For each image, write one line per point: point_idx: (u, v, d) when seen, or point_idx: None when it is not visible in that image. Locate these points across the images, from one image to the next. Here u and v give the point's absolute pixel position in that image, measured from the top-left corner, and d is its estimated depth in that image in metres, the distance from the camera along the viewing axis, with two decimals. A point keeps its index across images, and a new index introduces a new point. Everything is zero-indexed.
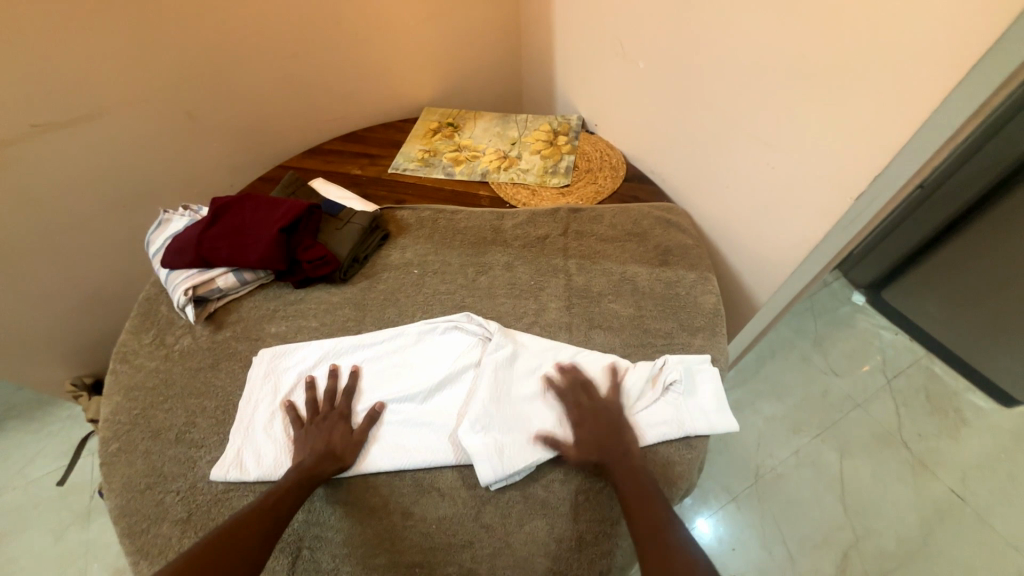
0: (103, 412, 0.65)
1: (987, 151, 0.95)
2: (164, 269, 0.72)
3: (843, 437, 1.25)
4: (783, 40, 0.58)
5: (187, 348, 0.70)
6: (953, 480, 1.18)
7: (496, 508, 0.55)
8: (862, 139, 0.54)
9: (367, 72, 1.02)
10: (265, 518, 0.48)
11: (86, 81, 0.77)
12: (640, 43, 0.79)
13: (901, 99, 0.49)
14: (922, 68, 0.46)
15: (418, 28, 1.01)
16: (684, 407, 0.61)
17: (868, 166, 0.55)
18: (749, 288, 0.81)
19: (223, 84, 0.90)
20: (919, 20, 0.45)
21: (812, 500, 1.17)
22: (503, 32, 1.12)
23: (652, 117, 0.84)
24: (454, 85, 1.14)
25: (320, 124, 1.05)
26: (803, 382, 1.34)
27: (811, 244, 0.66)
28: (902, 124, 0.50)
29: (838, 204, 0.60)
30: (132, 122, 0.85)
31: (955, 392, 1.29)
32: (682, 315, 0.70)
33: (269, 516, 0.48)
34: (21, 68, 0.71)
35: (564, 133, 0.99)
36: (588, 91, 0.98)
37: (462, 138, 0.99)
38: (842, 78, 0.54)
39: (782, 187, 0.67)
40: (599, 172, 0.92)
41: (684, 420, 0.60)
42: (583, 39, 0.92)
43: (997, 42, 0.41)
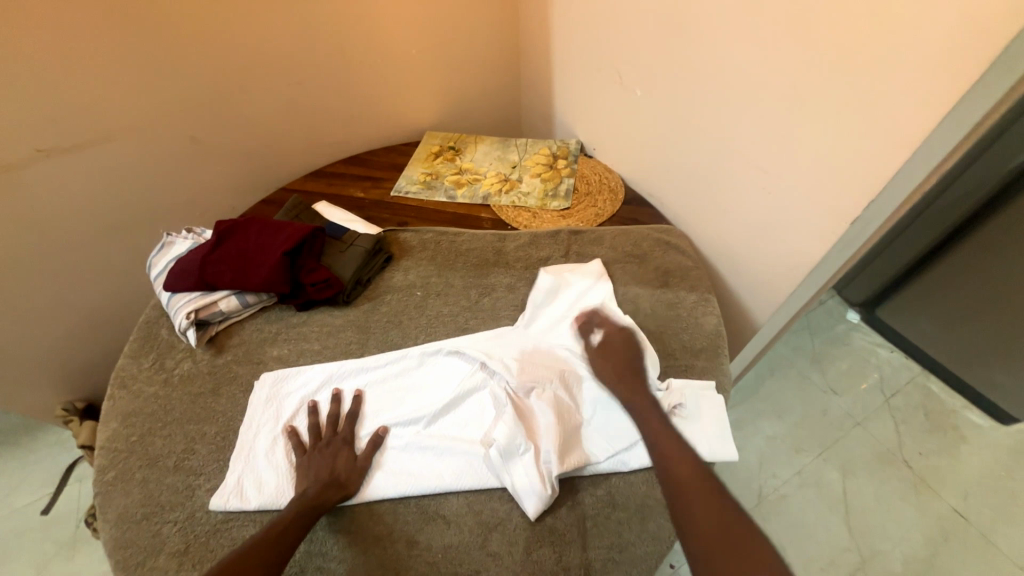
0: (100, 439, 0.64)
1: (972, 172, 0.98)
2: (166, 291, 0.72)
3: (844, 455, 1.24)
4: (778, 71, 0.61)
5: (188, 372, 0.69)
6: (956, 499, 1.17)
7: (503, 535, 0.54)
8: (856, 164, 0.57)
9: (370, 98, 1.05)
10: (269, 553, 0.46)
11: (97, 105, 0.79)
12: (637, 71, 0.83)
13: (892, 127, 0.52)
14: (911, 98, 0.49)
15: (421, 56, 1.04)
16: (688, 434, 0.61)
17: (863, 189, 0.57)
18: (749, 309, 0.82)
19: (230, 108, 0.92)
20: (906, 54, 0.48)
21: (816, 521, 1.16)
22: (503, 60, 1.16)
23: (649, 141, 0.87)
24: (455, 109, 1.16)
25: (323, 147, 1.07)
26: (803, 401, 1.34)
27: (809, 265, 0.67)
28: (893, 150, 0.52)
29: (833, 227, 0.62)
30: (139, 145, 0.86)
31: (953, 409, 1.30)
32: (684, 336, 0.71)
33: (272, 550, 0.47)
34: (32, 93, 0.73)
35: (564, 157, 1.01)
36: (587, 117, 1.01)
37: (464, 162, 1.01)
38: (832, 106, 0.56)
39: (779, 209, 0.68)
40: (598, 195, 0.94)
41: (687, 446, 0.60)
42: (581, 67, 0.96)
43: (980, 75, 0.44)
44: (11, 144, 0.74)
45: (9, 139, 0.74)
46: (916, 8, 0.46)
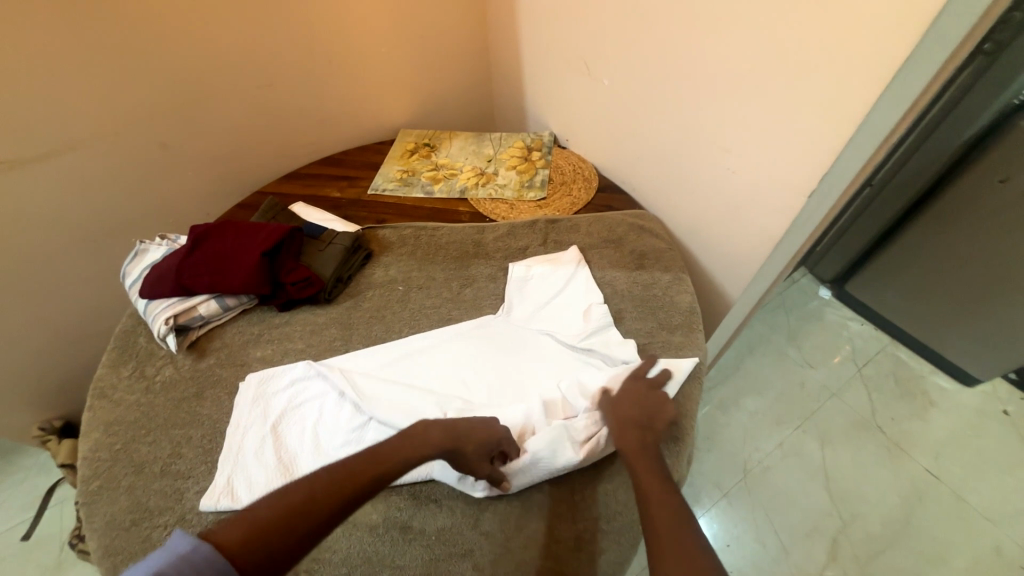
0: (82, 450, 0.63)
1: (929, 145, 1.03)
2: (143, 299, 0.71)
3: (822, 425, 1.30)
4: (736, 54, 0.63)
5: (170, 378, 0.69)
6: (927, 459, 1.23)
7: (495, 514, 0.55)
8: (810, 142, 0.60)
9: (342, 97, 1.05)
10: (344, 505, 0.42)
11: (59, 113, 0.77)
12: (603, 62, 0.85)
13: (842, 102, 0.55)
14: (860, 73, 0.52)
15: (391, 54, 1.04)
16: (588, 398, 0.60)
17: (821, 163, 0.60)
18: (723, 287, 0.86)
19: (200, 113, 0.91)
20: (851, 31, 0.51)
21: (799, 489, 1.21)
22: (474, 56, 1.16)
23: (619, 130, 0.89)
24: (429, 107, 1.17)
25: (297, 150, 1.07)
26: (781, 376, 1.39)
27: (774, 240, 0.71)
28: (844, 125, 0.56)
29: (795, 201, 0.65)
30: (106, 153, 0.85)
31: (921, 374, 1.37)
32: (660, 314, 0.73)
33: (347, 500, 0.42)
34: None
35: (538, 149, 1.02)
36: (558, 109, 1.03)
37: (440, 157, 1.02)
38: (786, 88, 0.59)
39: (743, 188, 0.71)
40: (573, 184, 0.96)
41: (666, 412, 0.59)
42: (550, 62, 0.98)
43: (914, 50, 0.47)
44: None
45: None
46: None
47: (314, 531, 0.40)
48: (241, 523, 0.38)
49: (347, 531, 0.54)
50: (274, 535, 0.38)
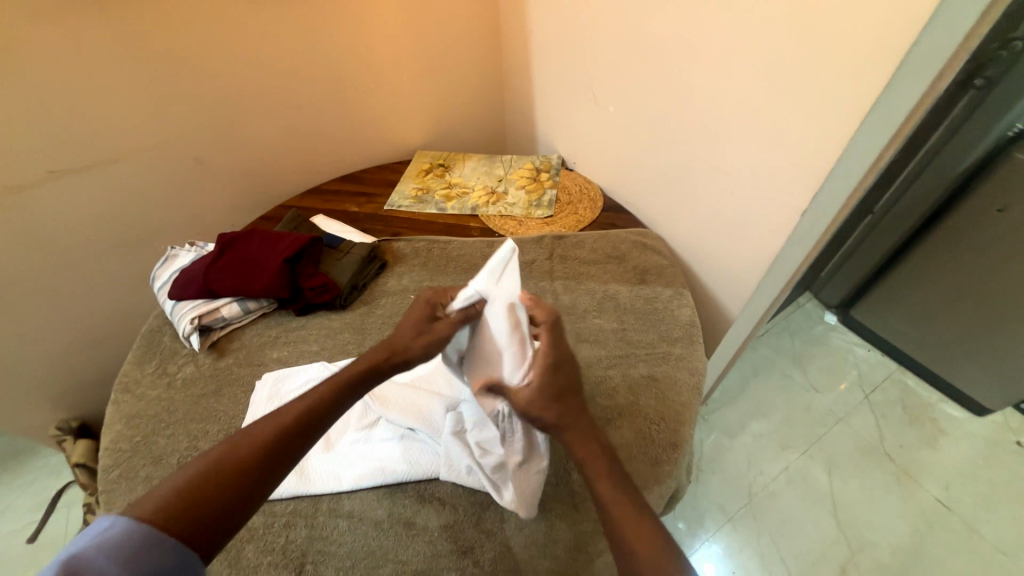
0: (105, 441, 0.66)
1: (927, 174, 1.07)
2: (171, 300, 0.76)
3: (829, 451, 1.29)
4: (730, 85, 0.69)
5: (190, 376, 0.72)
6: (938, 488, 1.21)
7: (496, 513, 0.56)
8: (800, 163, 0.64)
9: (365, 121, 1.12)
10: (257, 465, 0.44)
11: (108, 128, 0.84)
12: (609, 92, 0.91)
13: (828, 127, 0.59)
14: (843, 102, 0.57)
15: (411, 82, 1.12)
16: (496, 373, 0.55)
17: (812, 184, 0.64)
18: (724, 305, 0.88)
19: (233, 132, 0.98)
20: (833, 63, 0.56)
21: (805, 515, 1.19)
22: (490, 86, 1.24)
23: (624, 154, 0.94)
24: (445, 132, 1.24)
25: (319, 168, 1.13)
26: (787, 400, 1.39)
27: (770, 257, 0.74)
28: (831, 148, 0.60)
29: (788, 219, 0.69)
30: (146, 166, 0.91)
31: (929, 402, 1.36)
32: (660, 327, 0.76)
33: (266, 461, 0.45)
34: (48, 119, 0.78)
35: (547, 171, 1.08)
36: (567, 135, 1.09)
37: (453, 177, 1.08)
38: (777, 115, 0.64)
39: (740, 208, 0.75)
40: (579, 204, 1.00)
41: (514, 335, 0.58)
42: (560, 91, 1.04)
43: (889, 82, 0.51)
44: (25, 167, 0.80)
45: (24, 162, 0.79)
46: (835, 26, 0.54)
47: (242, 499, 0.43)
48: (159, 499, 0.40)
49: (353, 525, 0.56)
50: (197, 501, 0.41)
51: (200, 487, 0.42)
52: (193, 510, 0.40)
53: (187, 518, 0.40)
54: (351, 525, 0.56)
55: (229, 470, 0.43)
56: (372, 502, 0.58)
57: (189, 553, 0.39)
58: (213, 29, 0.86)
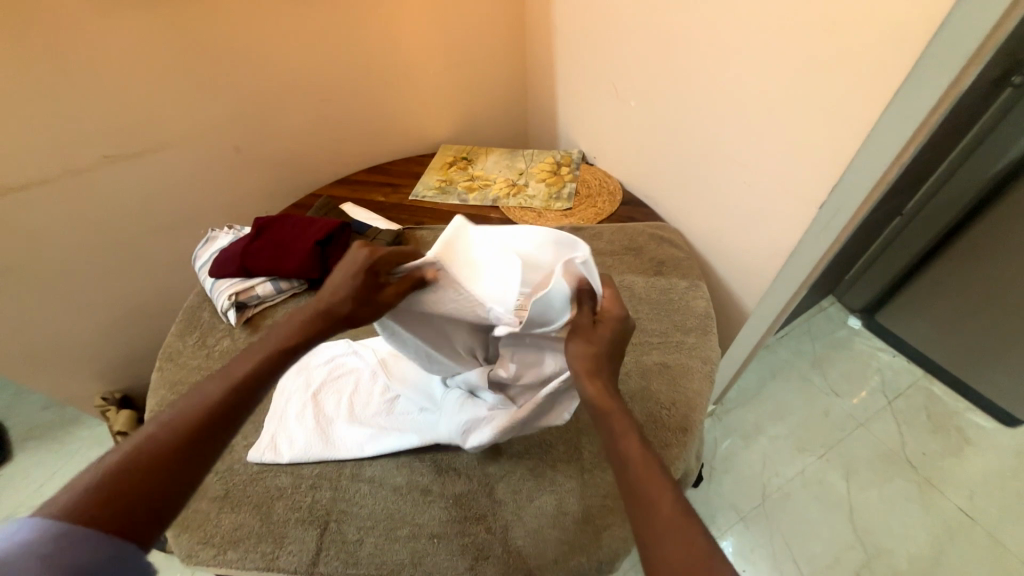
0: (152, 404, 0.72)
1: (960, 174, 1.05)
2: (211, 278, 0.81)
3: (848, 456, 1.27)
4: (751, 78, 0.69)
5: (227, 348, 0.77)
6: (962, 499, 1.20)
7: (508, 484, 0.59)
8: (819, 156, 0.65)
9: (393, 115, 1.17)
10: (187, 450, 0.41)
11: (158, 117, 0.91)
12: (632, 87, 0.92)
13: (847, 120, 0.60)
14: (863, 94, 0.57)
15: (438, 78, 1.16)
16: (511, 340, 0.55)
17: (831, 177, 0.64)
18: (741, 299, 0.89)
19: (270, 123, 1.04)
20: (854, 56, 0.56)
21: (820, 519, 1.18)
22: (514, 82, 1.27)
23: (644, 149, 0.96)
24: (469, 127, 1.27)
25: (348, 159, 1.18)
26: (805, 402, 1.37)
27: (787, 251, 0.75)
28: (851, 142, 0.60)
29: (806, 213, 0.69)
30: (190, 154, 0.98)
31: (956, 411, 1.33)
32: (674, 317, 0.77)
33: (197, 442, 0.42)
34: (105, 108, 0.85)
35: (567, 165, 1.10)
36: (588, 130, 1.10)
37: (475, 170, 1.11)
38: (798, 108, 0.65)
39: (759, 201, 0.76)
40: (598, 198, 1.02)
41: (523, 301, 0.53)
42: (582, 87, 1.06)
43: (908, 74, 0.52)
44: (84, 152, 0.87)
45: (84, 148, 0.86)
46: (857, 19, 0.55)
47: (176, 478, 0.40)
48: (73, 498, 0.36)
49: (373, 490, 0.60)
50: (120, 497, 0.37)
51: (122, 478, 0.38)
52: (125, 502, 0.37)
53: (121, 513, 0.37)
54: (372, 489, 0.59)
55: (150, 461, 0.39)
56: (390, 470, 0.61)
57: (126, 545, 0.36)
58: (256, 26, 0.91)
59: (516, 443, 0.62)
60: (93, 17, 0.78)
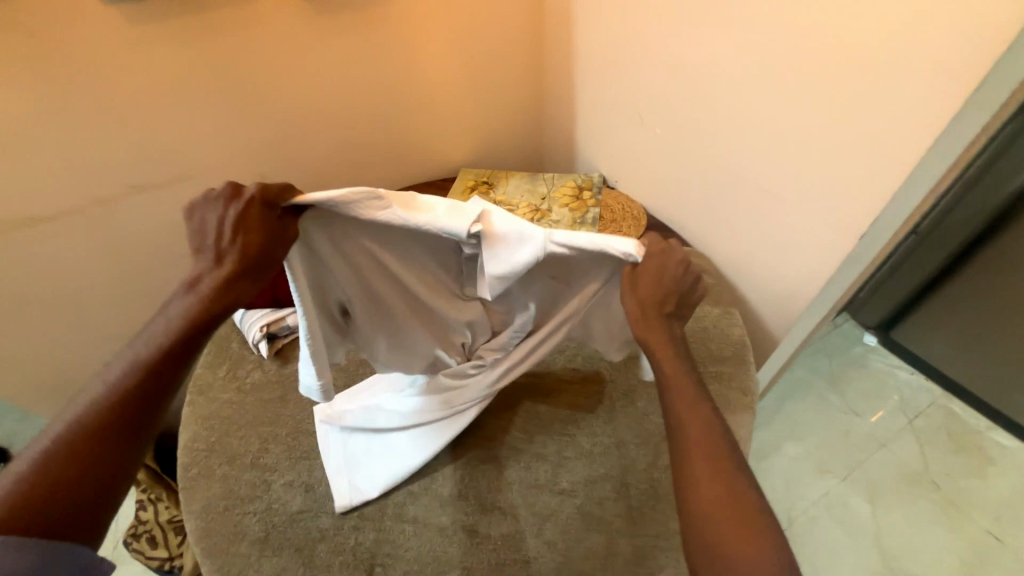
0: (182, 440, 0.70)
1: (975, 193, 1.02)
2: (240, 309, 0.81)
3: (871, 477, 1.27)
4: (788, 110, 0.69)
5: (258, 380, 0.76)
6: (988, 520, 1.19)
7: (557, 524, 0.58)
8: (858, 189, 0.65)
9: (413, 140, 1.17)
10: (102, 458, 0.45)
11: (182, 147, 0.90)
12: (657, 115, 0.93)
13: (892, 153, 0.60)
14: (911, 130, 0.57)
15: (459, 104, 1.16)
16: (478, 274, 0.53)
17: (870, 209, 0.65)
18: (770, 325, 0.89)
19: (295, 150, 1.04)
20: (902, 93, 0.56)
21: (845, 542, 1.18)
22: (533, 106, 1.28)
23: (670, 174, 0.96)
24: (487, 150, 1.28)
25: (369, 184, 1.18)
26: (826, 421, 1.36)
27: (822, 280, 0.75)
28: (892, 177, 0.61)
29: (844, 242, 0.70)
30: (215, 182, 0.98)
31: (977, 430, 1.31)
32: (710, 346, 0.77)
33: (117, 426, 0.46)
34: (135, 140, 0.86)
35: (589, 189, 1.10)
36: (610, 154, 1.11)
37: (498, 194, 1.11)
38: (835, 142, 0.65)
39: (791, 230, 0.76)
40: (623, 222, 1.02)
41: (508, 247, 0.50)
42: (605, 113, 1.07)
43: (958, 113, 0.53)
44: (112, 182, 0.87)
45: (112, 178, 0.87)
46: (905, 56, 0.55)
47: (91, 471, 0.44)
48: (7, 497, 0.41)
49: (419, 531, 0.59)
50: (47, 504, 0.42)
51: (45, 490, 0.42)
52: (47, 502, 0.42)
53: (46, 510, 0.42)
54: (417, 532, 0.59)
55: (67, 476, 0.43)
56: (434, 511, 0.60)
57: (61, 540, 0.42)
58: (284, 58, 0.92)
59: (562, 480, 0.61)
60: (125, 53, 0.78)
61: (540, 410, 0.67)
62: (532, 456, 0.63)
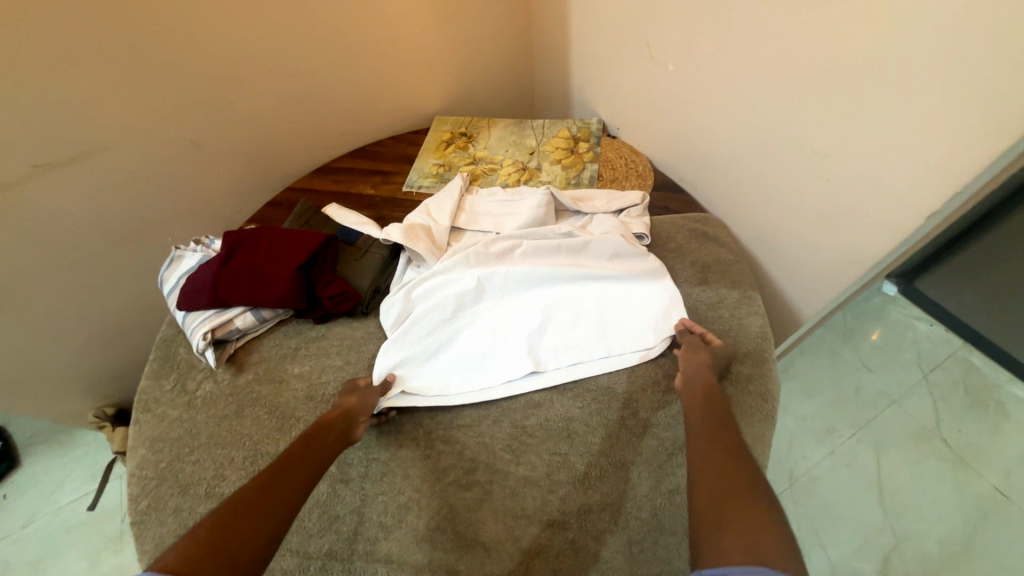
0: (130, 466, 0.63)
1: None
2: (180, 311, 0.70)
3: (879, 434, 1.23)
4: (841, 50, 0.53)
5: (210, 394, 0.67)
6: (997, 477, 1.15)
7: (546, 562, 0.52)
8: (936, 151, 0.48)
9: (376, 87, 0.99)
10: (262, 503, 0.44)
11: (88, 114, 0.74)
12: (668, 43, 0.74)
13: (986, 124, 0.44)
14: (1014, 89, 0.42)
15: (426, 38, 0.97)
16: (482, 221, 0.75)
17: (945, 179, 0.49)
18: (791, 302, 0.76)
19: (232, 106, 0.87)
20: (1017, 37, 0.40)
21: (850, 502, 1.16)
22: (517, 37, 1.08)
23: (679, 124, 0.80)
24: (465, 92, 1.09)
25: (331, 141, 1.01)
26: (839, 380, 1.29)
27: (865, 259, 0.60)
28: (983, 134, 0.45)
29: (900, 220, 0.55)
30: (142, 153, 0.82)
31: (996, 383, 1.24)
32: (726, 338, 0.66)
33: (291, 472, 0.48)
34: (26, 108, 0.68)
35: (585, 140, 0.93)
36: (608, 93, 0.93)
37: (478, 149, 0.95)
38: (909, 85, 0.48)
39: (827, 198, 0.61)
40: (625, 182, 0.86)
41: (496, 220, 0.75)
42: (604, 42, 0.88)
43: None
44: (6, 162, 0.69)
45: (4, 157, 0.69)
46: None
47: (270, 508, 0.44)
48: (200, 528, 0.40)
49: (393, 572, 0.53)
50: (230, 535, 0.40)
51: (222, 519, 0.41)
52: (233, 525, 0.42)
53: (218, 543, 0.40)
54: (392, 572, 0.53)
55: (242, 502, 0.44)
56: (406, 548, 0.54)
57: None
58: None
59: (553, 510, 0.54)
60: None
61: (528, 424, 0.60)
62: (519, 481, 0.56)
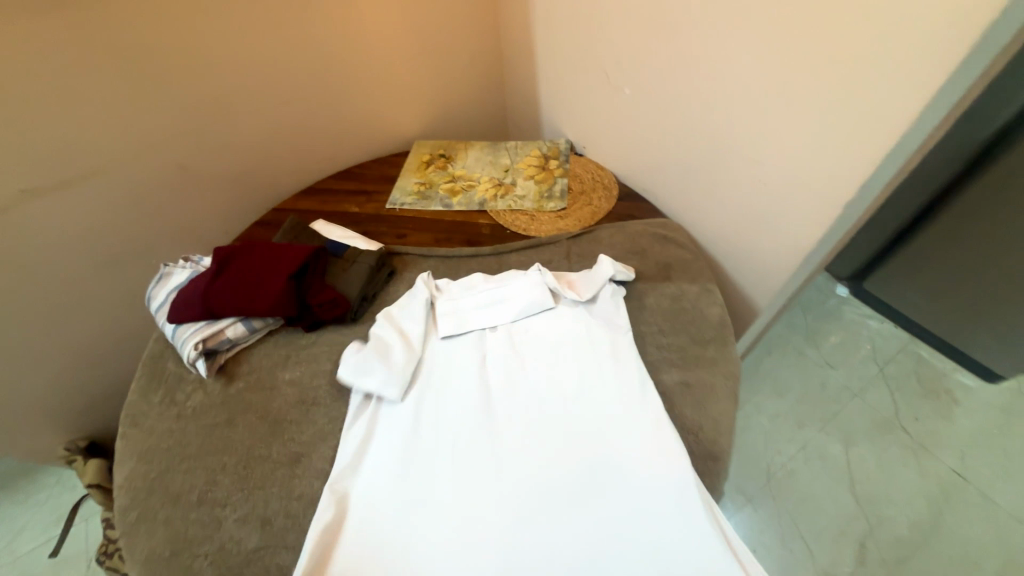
0: (119, 479, 0.63)
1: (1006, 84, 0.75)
2: (170, 324, 0.71)
3: (846, 426, 1.30)
4: (764, 72, 0.62)
5: (200, 404, 0.68)
6: (953, 459, 1.24)
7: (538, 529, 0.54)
8: (847, 150, 0.57)
9: (358, 114, 1.05)
10: None
11: (80, 140, 0.77)
12: (623, 70, 0.84)
13: (881, 128, 0.53)
14: (897, 99, 0.51)
15: (405, 69, 1.04)
16: None
17: (857, 173, 0.58)
18: (747, 295, 0.83)
19: (221, 132, 0.91)
20: (894, 55, 0.49)
21: (825, 493, 1.21)
22: (490, 69, 1.18)
23: (638, 140, 0.89)
24: (443, 118, 1.17)
25: (315, 165, 1.06)
26: (805, 380, 1.38)
27: (803, 250, 0.68)
28: (878, 135, 0.54)
29: (825, 213, 0.63)
30: (131, 176, 0.85)
31: (945, 372, 1.36)
32: (690, 327, 0.73)
33: None
34: (19, 134, 0.71)
35: (555, 157, 1.02)
36: (574, 116, 1.03)
37: (456, 169, 1.02)
38: (820, 97, 0.57)
39: (767, 198, 0.70)
40: (593, 194, 0.94)
41: None
42: (567, 71, 0.97)
43: (953, 78, 0.46)
44: None
45: None
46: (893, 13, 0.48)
47: None
48: None
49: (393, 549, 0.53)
50: None
51: None
52: None
53: None
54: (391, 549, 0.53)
55: None
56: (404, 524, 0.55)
57: None
58: (192, 19, 0.78)
59: None
60: None
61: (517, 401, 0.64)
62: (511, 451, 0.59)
